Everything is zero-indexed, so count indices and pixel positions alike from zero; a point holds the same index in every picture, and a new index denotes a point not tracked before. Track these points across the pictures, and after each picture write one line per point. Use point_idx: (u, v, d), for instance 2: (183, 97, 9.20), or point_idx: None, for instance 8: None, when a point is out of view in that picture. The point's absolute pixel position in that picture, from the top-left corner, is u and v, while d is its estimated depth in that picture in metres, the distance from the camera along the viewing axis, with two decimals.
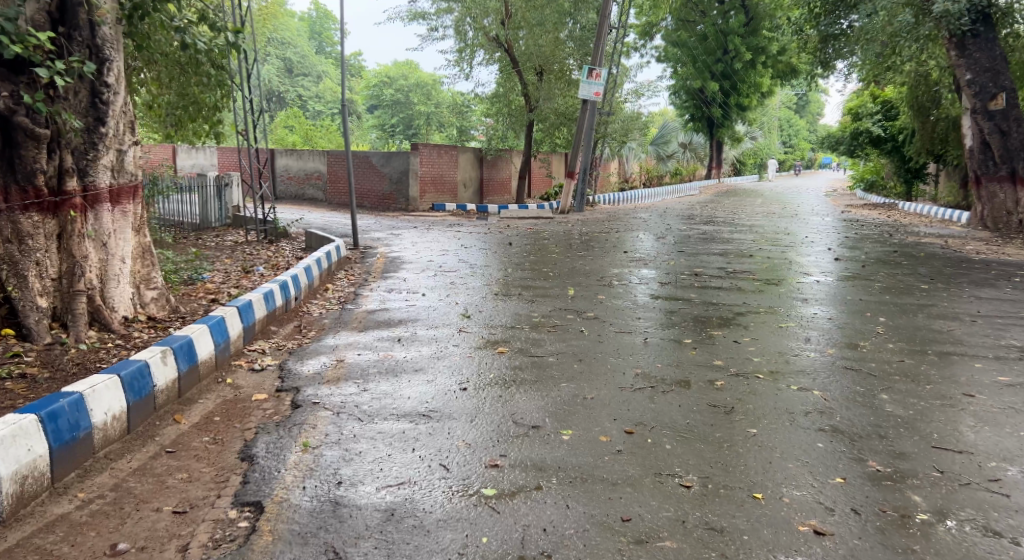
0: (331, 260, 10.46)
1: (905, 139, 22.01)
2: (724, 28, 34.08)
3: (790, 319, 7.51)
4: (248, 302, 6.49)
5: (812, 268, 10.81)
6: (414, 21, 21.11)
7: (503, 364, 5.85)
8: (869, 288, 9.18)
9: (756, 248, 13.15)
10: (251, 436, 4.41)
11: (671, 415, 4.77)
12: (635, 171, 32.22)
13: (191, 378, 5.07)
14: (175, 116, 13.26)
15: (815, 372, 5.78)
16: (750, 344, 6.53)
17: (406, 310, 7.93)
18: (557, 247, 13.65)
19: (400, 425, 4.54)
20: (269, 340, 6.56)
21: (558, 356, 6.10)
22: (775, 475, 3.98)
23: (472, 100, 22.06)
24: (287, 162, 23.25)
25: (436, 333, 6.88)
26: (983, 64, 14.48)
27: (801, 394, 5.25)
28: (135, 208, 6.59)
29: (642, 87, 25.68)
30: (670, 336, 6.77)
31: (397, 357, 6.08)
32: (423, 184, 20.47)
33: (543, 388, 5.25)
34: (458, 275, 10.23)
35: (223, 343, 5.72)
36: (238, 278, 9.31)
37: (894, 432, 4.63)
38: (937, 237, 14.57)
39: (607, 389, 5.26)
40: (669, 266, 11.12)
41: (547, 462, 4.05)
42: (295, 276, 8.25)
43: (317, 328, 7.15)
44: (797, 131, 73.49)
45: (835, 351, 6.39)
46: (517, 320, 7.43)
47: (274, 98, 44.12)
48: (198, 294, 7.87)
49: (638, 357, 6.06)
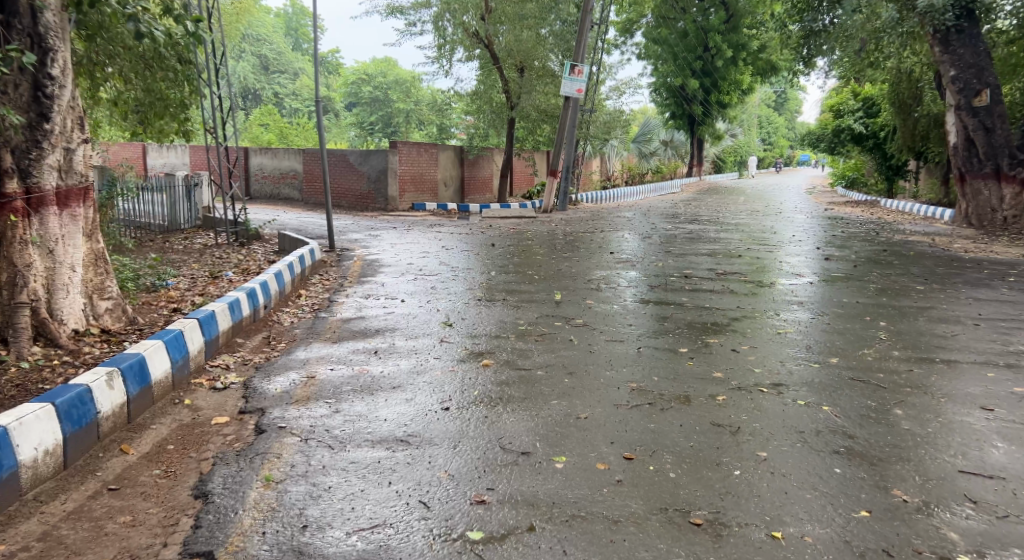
0: (305, 264, 9.96)
1: (888, 136, 21.77)
2: (705, 25, 33.72)
3: (787, 323, 7.11)
4: (210, 313, 6.01)
5: (803, 269, 10.44)
6: (391, 16, 20.59)
7: (488, 380, 5.40)
8: (864, 289, 8.80)
9: (744, 248, 12.79)
10: (208, 468, 3.93)
11: (673, 436, 4.35)
12: (617, 168, 32.00)
13: (144, 401, 4.60)
14: (140, 113, 12.72)
15: (821, 384, 5.30)
16: (749, 352, 6.08)
17: (383, 318, 7.46)
18: (540, 248, 13.19)
19: (376, 453, 4.09)
20: (234, 354, 6.08)
21: (547, 369, 5.66)
22: (793, 510, 3.59)
23: (452, 97, 21.55)
24: (262, 161, 22.72)
25: (415, 344, 6.42)
26: (967, 60, 14.21)
27: (808, 409, 4.80)
28: (86, 212, 6.11)
29: (623, 83, 25.30)
30: (664, 344, 6.35)
31: (373, 372, 5.63)
32: (403, 183, 20.01)
33: (532, 407, 4.81)
34: (439, 279, 9.76)
35: (181, 360, 5.25)
36: (205, 285, 8.82)
37: (915, 454, 4.21)
38: (924, 235, 14.27)
39: (601, 406, 4.83)
40: (657, 267, 10.73)
41: (540, 497, 3.62)
42: (265, 282, 7.74)
43: (286, 339, 6.67)
44: (777, 129, 73.54)
45: (838, 360, 5.87)
46: (501, 328, 6.98)
47: (250, 96, 43.34)
48: (159, 304, 7.37)
49: (632, 370, 5.63)
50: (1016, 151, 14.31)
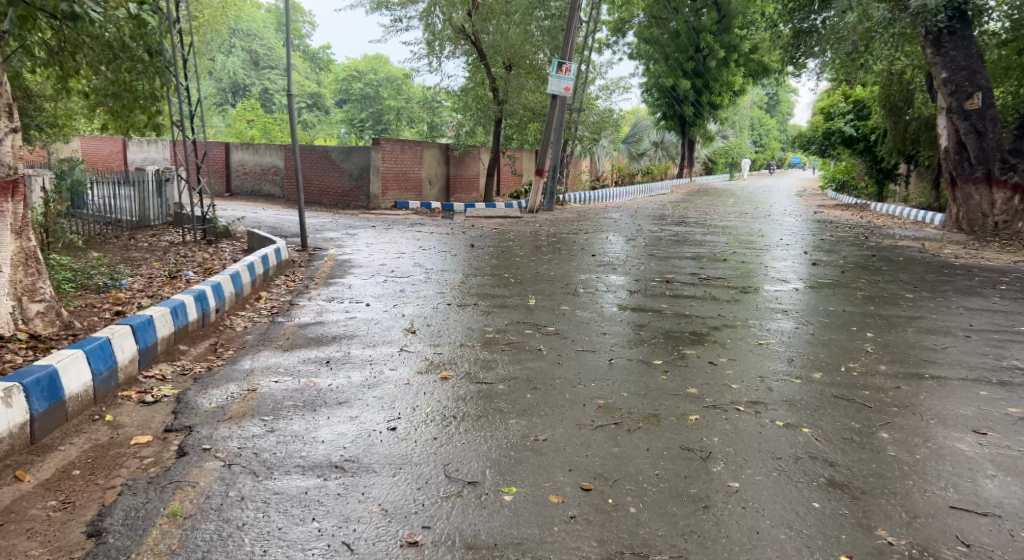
0: (269, 265, 9.47)
1: (878, 139, 21.42)
2: (696, 26, 33.30)
3: (769, 333, 6.68)
4: (147, 319, 5.57)
5: (788, 274, 10.04)
6: (377, 11, 20.09)
7: (444, 394, 4.94)
8: (851, 297, 8.35)
9: (729, 252, 12.39)
10: (112, 498, 3.50)
11: (637, 463, 3.87)
12: (606, 169, 31.66)
13: (52, 420, 4.23)
14: (108, 106, 12.31)
15: (801, 401, 4.74)
16: (728, 365, 5.61)
17: (343, 323, 7.00)
18: (521, 249, 12.72)
19: (304, 482, 3.66)
20: (174, 363, 5.64)
21: (509, 382, 5.19)
22: (764, 554, 3.18)
23: (438, 94, 21.06)
24: (242, 156, 22.27)
25: (372, 354, 5.97)
26: (959, 62, 13.85)
27: (784, 429, 4.27)
28: (15, 208, 5.86)
29: (612, 83, 24.89)
30: (638, 356, 5.91)
31: (320, 385, 5.17)
32: (386, 181, 19.51)
33: (487, 427, 4.35)
34: (409, 282, 9.30)
35: (107, 372, 4.82)
36: (161, 285, 8.38)
37: (902, 485, 3.69)
38: (913, 240, 13.88)
39: (563, 427, 4.35)
40: (638, 272, 10.31)
41: (480, 539, 3.23)
42: (218, 283, 7.27)
43: (235, 346, 6.22)
44: (769, 131, 73.18)
45: (822, 376, 5.30)
46: (467, 336, 6.53)
47: (239, 91, 42.78)
48: (102, 308, 6.96)
49: (601, 384, 5.16)
50: (1008, 156, 14.00)
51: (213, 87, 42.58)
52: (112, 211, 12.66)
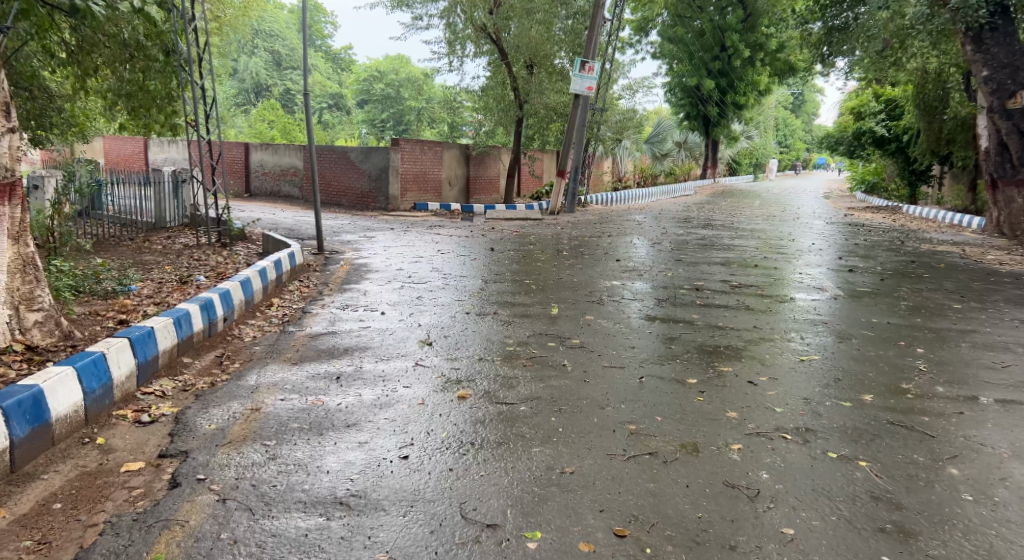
0: (283, 270, 9.13)
1: (911, 139, 20.76)
2: (721, 24, 32.66)
3: (812, 348, 6.23)
4: (147, 331, 5.24)
5: (825, 282, 9.54)
6: (397, 9, 19.72)
7: (463, 417, 4.55)
8: (895, 308, 7.84)
9: (759, 257, 11.93)
10: (92, 540, 3.23)
11: (677, 503, 3.47)
12: (629, 170, 31.22)
13: (35, 446, 3.93)
14: (125, 105, 12.08)
15: (857, 428, 4.30)
16: (769, 386, 5.16)
17: (356, 334, 6.64)
18: (542, 253, 12.35)
19: (305, 523, 3.33)
20: (176, 378, 5.31)
21: (532, 404, 4.79)
22: None
23: (459, 94, 20.69)
24: (262, 157, 22.07)
25: (386, 369, 5.60)
26: (1001, 60, 13.24)
27: (840, 463, 3.83)
28: (11, 211, 5.59)
29: (635, 83, 24.41)
30: (671, 372, 5.49)
31: (329, 404, 4.80)
32: (405, 182, 19.16)
33: (508, 457, 3.95)
34: (427, 288, 8.93)
35: (101, 390, 4.49)
36: (171, 291, 8.09)
37: (983, 535, 3.25)
38: (952, 245, 13.28)
39: (592, 457, 3.95)
40: (665, 278, 9.89)
41: None
42: (227, 291, 6.92)
43: (241, 359, 5.89)
44: (794, 131, 71.97)
45: (874, 399, 4.83)
46: (486, 349, 6.14)
47: (262, 92, 42.67)
48: (107, 316, 6.69)
49: (634, 406, 4.74)
50: None
51: (236, 88, 42.64)
52: (129, 212, 12.44)
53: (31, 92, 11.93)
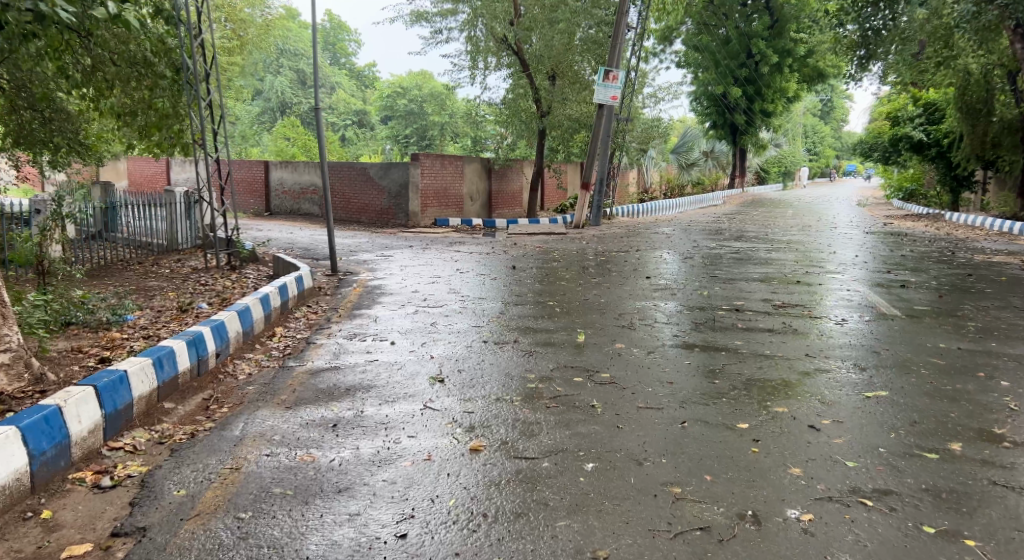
0: (288, 295, 8.48)
1: (952, 144, 19.80)
2: (747, 31, 31.75)
3: (877, 382, 5.40)
4: (119, 375, 4.60)
5: (876, 300, 8.69)
6: (416, 23, 19.19)
7: (473, 476, 3.86)
8: (964, 330, 7.02)
9: (799, 272, 11.13)
10: None
11: None
12: (655, 181, 30.47)
13: None
14: (137, 124, 11.46)
15: (953, 492, 3.65)
16: (835, 432, 4.41)
17: (361, 370, 5.96)
18: (567, 270, 11.65)
19: None
20: (152, 428, 4.65)
21: (557, 456, 4.10)
22: None
23: (479, 107, 20.07)
24: (282, 175, 21.67)
25: (390, 414, 4.90)
26: None
27: (942, 543, 3.25)
28: None
29: (661, 90, 23.66)
30: (719, 416, 4.73)
31: (320, 461, 4.12)
32: (425, 198, 18.55)
33: (526, 536, 3.32)
34: (442, 313, 8.24)
35: (53, 451, 3.89)
36: (167, 321, 7.48)
37: None
38: (1009, 256, 12.34)
39: (631, 535, 3.32)
40: (700, 297, 9.13)
41: None
42: (217, 323, 6.22)
43: (231, 402, 5.23)
44: (823, 139, 70.21)
45: (963, 448, 4.14)
46: (507, 386, 5.46)
47: (287, 111, 42.18)
48: (88, 354, 6.06)
49: (678, 460, 4.03)
50: None
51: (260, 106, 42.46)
52: (141, 234, 11.98)
53: (45, 113, 11.35)
